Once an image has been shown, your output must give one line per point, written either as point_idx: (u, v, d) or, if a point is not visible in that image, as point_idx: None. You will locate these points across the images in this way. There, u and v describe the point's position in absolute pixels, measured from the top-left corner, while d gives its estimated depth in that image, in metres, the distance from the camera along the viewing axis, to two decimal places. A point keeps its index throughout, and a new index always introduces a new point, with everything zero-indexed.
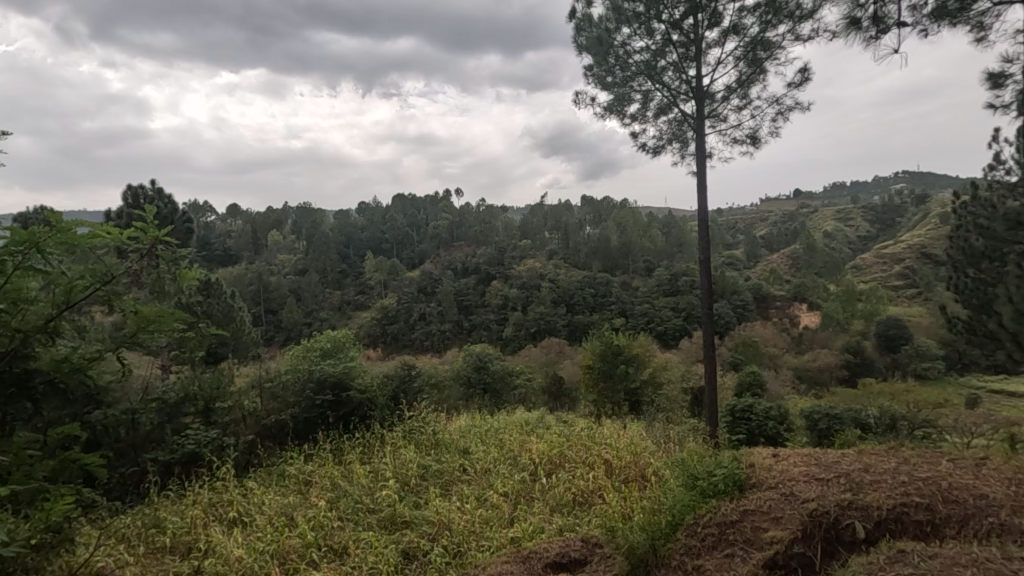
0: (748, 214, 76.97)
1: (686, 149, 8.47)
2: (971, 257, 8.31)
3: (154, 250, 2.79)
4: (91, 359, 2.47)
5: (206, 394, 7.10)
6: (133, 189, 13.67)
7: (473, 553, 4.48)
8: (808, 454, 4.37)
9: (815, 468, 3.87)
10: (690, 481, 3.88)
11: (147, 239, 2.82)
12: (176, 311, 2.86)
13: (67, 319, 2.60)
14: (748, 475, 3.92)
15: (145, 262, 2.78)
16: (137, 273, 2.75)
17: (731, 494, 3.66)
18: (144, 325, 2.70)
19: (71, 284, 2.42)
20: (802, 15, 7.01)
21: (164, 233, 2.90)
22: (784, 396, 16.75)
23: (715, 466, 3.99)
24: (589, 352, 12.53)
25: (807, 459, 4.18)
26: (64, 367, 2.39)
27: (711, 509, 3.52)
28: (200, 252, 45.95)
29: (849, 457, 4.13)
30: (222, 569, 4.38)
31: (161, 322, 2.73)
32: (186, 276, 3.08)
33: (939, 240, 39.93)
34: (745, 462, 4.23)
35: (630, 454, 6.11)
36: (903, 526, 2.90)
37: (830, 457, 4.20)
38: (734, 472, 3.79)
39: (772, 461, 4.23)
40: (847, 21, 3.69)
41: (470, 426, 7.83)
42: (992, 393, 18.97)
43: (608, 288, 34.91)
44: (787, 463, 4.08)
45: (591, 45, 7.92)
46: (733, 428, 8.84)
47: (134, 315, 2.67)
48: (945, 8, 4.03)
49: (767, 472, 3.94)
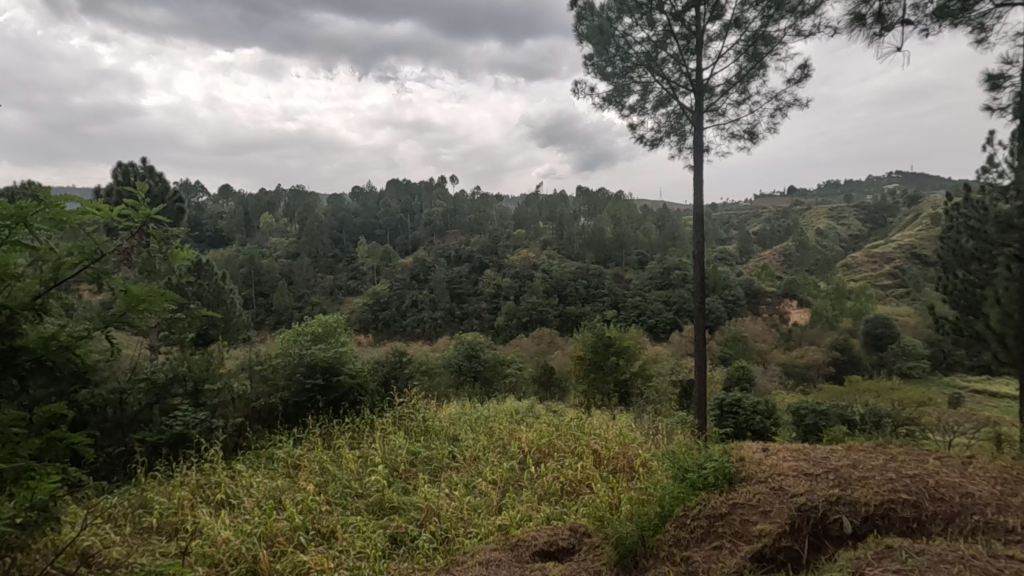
0: (742, 210, 77.18)
1: (684, 143, 8.46)
2: (961, 258, 8.39)
3: (145, 228, 2.75)
4: (81, 338, 2.44)
5: (195, 375, 7.06)
6: (123, 166, 13.48)
7: (461, 540, 4.52)
8: (798, 449, 4.41)
9: (804, 463, 3.92)
10: (680, 473, 3.91)
11: (137, 219, 2.78)
12: (167, 292, 2.83)
13: (55, 297, 2.55)
14: (738, 468, 3.95)
15: (135, 240, 2.74)
16: (128, 251, 2.70)
17: (721, 487, 3.69)
18: (134, 304, 2.66)
19: (60, 261, 2.38)
20: (804, 11, 6.97)
21: (155, 213, 2.88)
22: (771, 391, 16.96)
23: (706, 459, 4.02)
24: (581, 343, 12.58)
25: (796, 454, 4.23)
26: (52, 345, 2.35)
27: (700, 501, 3.55)
28: (191, 232, 45.47)
29: (837, 453, 4.18)
30: (209, 550, 4.38)
31: (150, 302, 2.69)
32: (177, 257, 3.02)
33: (929, 241, 40.38)
34: (734, 456, 4.27)
35: (619, 445, 6.15)
36: (889, 523, 2.93)
37: (819, 452, 4.26)
38: (724, 465, 3.83)
39: (761, 455, 4.26)
40: (851, 18, 3.65)
41: (460, 413, 7.84)
42: (975, 393, 19.29)
43: (601, 280, 35.06)
44: (777, 458, 4.13)
45: (592, 34, 7.82)
46: (720, 422, 8.95)
47: (123, 294, 2.63)
48: (947, 8, 4.02)
49: (756, 466, 3.98)
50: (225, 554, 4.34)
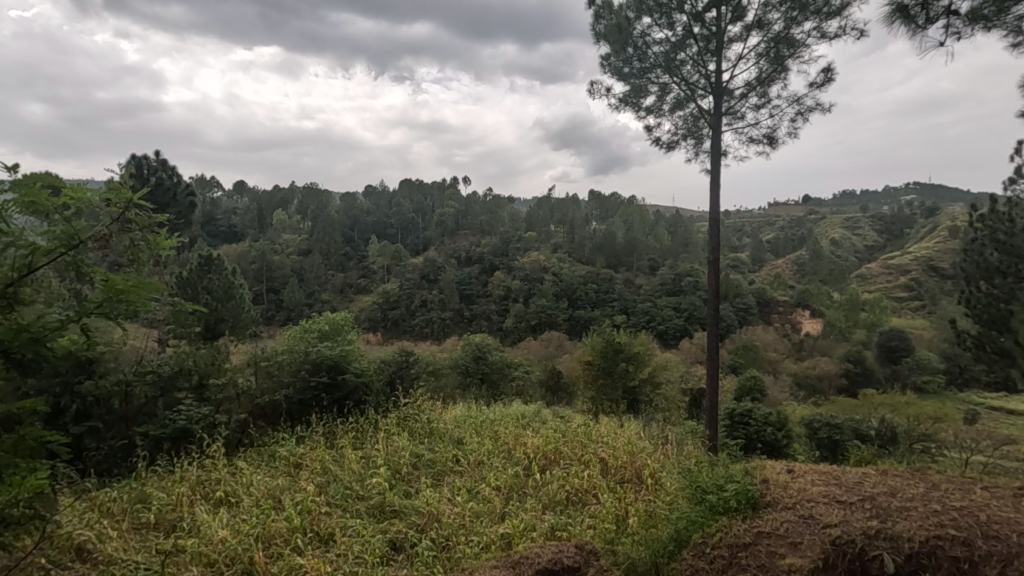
0: (756, 218, 76.26)
1: (700, 146, 8.27)
2: (984, 271, 8.15)
3: (127, 215, 2.62)
4: (53, 329, 2.32)
5: (201, 369, 6.96)
6: (136, 158, 13.55)
7: (462, 548, 4.36)
8: (826, 472, 4.23)
9: (836, 488, 3.72)
10: (699, 495, 3.74)
11: (120, 201, 2.64)
12: (152, 283, 2.72)
13: (29, 285, 2.45)
14: (761, 491, 3.77)
15: (115, 227, 2.60)
16: (107, 238, 2.56)
17: (744, 513, 3.51)
18: (113, 295, 2.55)
19: (34, 246, 2.26)
20: (830, 12, 6.79)
21: (139, 196, 2.73)
22: (783, 402, 16.65)
23: (726, 480, 3.85)
24: (591, 348, 12.38)
25: (826, 477, 4.04)
26: (21, 337, 2.23)
27: (721, 528, 3.38)
28: (205, 227, 45.92)
29: (871, 478, 3.99)
30: (204, 551, 4.26)
31: (132, 293, 2.62)
32: (160, 245, 2.94)
33: (946, 254, 39.62)
34: (758, 477, 4.08)
35: (627, 454, 5.98)
36: (936, 562, 2.74)
37: (850, 475, 4.08)
38: (746, 488, 3.65)
39: (788, 477, 4.07)
40: (893, 8, 3.52)
41: (465, 416, 7.70)
42: (992, 410, 18.75)
43: (611, 284, 34.76)
44: (805, 481, 3.93)
45: (610, 33, 7.63)
46: (730, 433, 8.73)
47: (103, 283, 2.54)
48: (981, 11, 3.84)
49: (782, 490, 3.78)
50: (221, 554, 4.24)
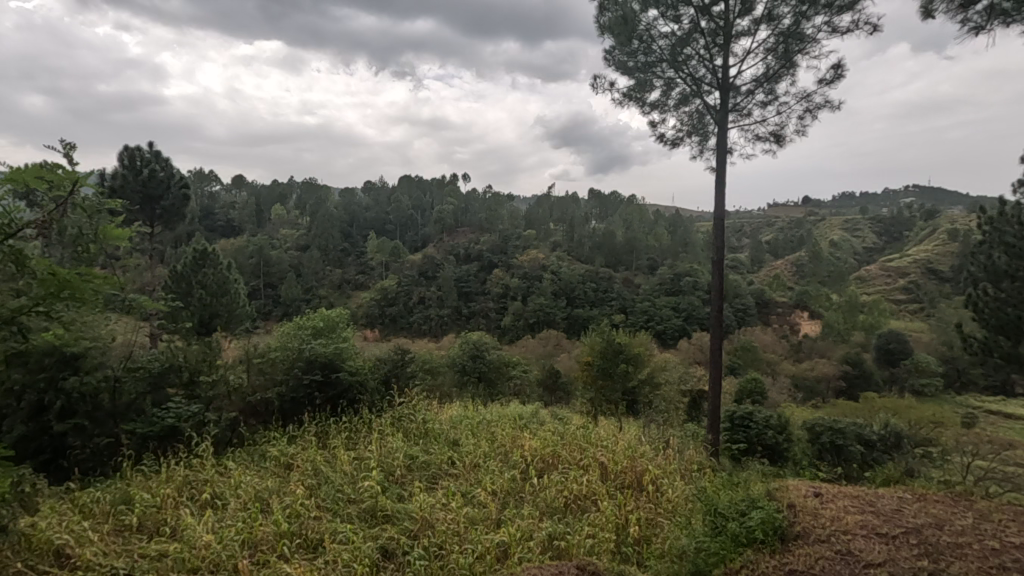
0: (754, 219, 76.08)
1: (705, 143, 8.06)
2: (991, 274, 7.88)
3: (72, 198, 2.47)
4: None
5: (191, 366, 6.76)
6: (130, 150, 13.35)
7: (455, 557, 4.12)
8: (858, 496, 4.07)
9: (872, 517, 3.62)
10: (718, 523, 3.56)
11: (68, 184, 2.52)
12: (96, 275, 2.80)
13: None
14: (789, 519, 3.63)
15: (58, 211, 2.43)
16: (46, 224, 2.39)
17: (771, 545, 3.34)
18: (58, 290, 2.65)
19: None
20: (841, 5, 6.56)
21: (89, 180, 2.60)
22: (781, 405, 16.47)
23: (749, 505, 3.68)
24: (591, 348, 12.16)
25: (858, 504, 3.89)
26: None
27: (746, 563, 3.20)
28: (203, 222, 45.65)
29: (911, 505, 3.86)
30: (188, 558, 4.03)
31: (77, 287, 2.69)
32: (110, 233, 3.02)
33: (945, 257, 39.44)
34: (783, 501, 3.91)
35: (627, 458, 5.77)
36: None
37: (885, 501, 3.94)
38: (772, 517, 3.48)
39: (816, 503, 3.89)
40: None
41: (462, 417, 7.46)
42: (990, 413, 18.59)
43: (610, 284, 34.59)
44: (836, 508, 3.79)
45: (614, 25, 7.38)
46: (731, 436, 8.55)
47: (47, 277, 2.62)
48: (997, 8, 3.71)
49: (813, 518, 3.64)
50: (205, 561, 4.02)
